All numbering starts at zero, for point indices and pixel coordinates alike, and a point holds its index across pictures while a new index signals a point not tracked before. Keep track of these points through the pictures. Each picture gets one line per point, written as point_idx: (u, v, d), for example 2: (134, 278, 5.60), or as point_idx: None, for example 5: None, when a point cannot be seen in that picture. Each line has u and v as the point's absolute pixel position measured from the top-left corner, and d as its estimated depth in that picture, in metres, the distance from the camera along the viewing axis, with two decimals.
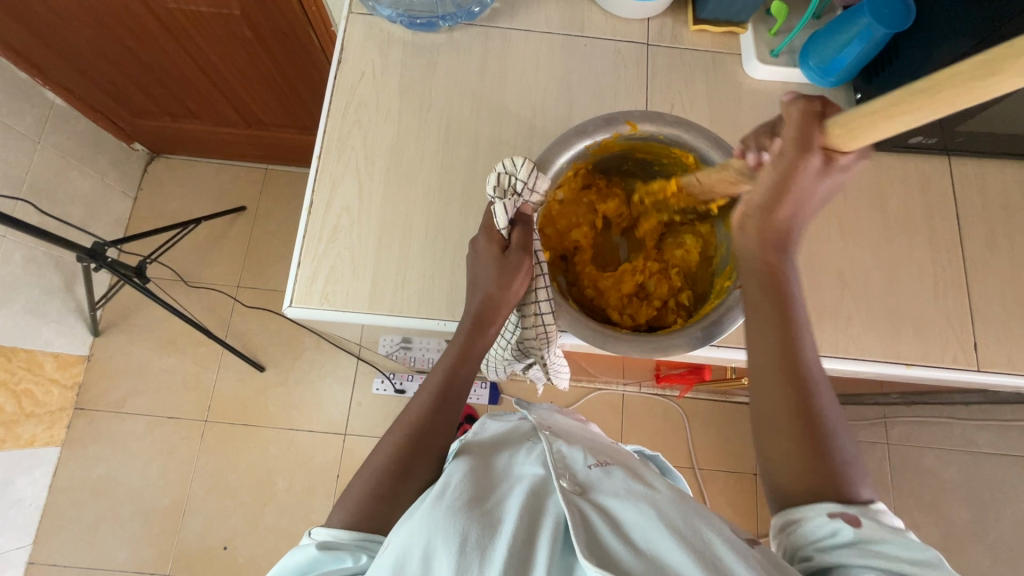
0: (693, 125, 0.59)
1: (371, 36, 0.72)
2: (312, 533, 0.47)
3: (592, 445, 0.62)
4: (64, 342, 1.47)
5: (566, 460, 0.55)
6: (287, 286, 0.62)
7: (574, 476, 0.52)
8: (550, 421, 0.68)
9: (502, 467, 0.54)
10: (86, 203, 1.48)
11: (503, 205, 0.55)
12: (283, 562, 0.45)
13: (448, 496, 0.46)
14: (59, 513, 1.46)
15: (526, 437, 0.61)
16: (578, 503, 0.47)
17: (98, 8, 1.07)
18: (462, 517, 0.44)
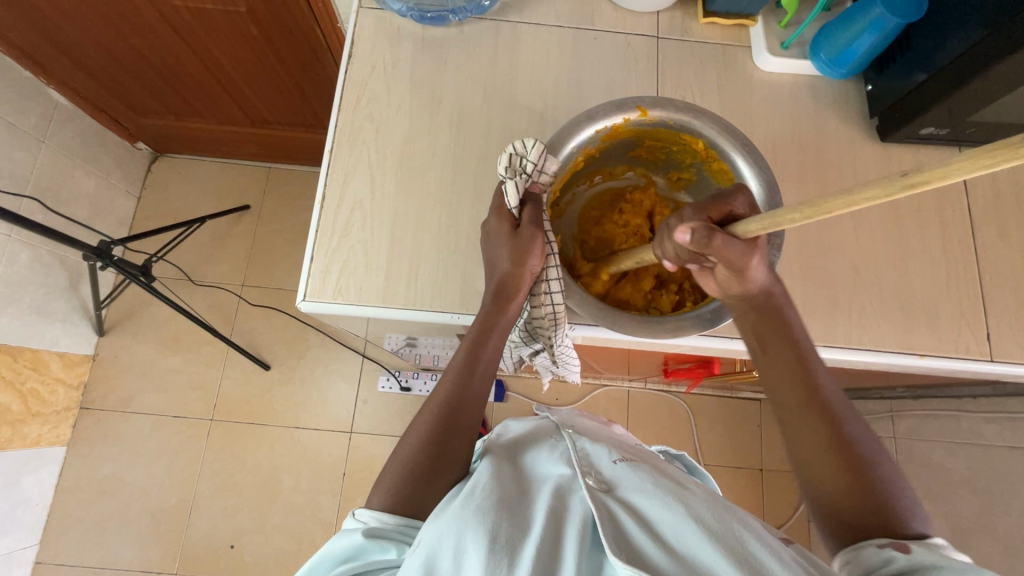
0: (703, 110, 0.59)
1: (381, 31, 0.72)
2: (357, 515, 0.47)
3: (618, 443, 0.61)
4: (69, 341, 1.47)
5: (591, 457, 0.54)
6: (300, 281, 0.62)
7: (600, 473, 0.51)
8: (573, 422, 0.68)
9: (528, 468, 0.53)
10: (91, 202, 1.48)
11: (514, 182, 0.55)
12: (330, 546, 0.46)
13: (475, 497, 0.46)
14: (65, 513, 1.46)
15: (551, 435, 0.60)
16: (604, 501, 0.47)
17: (104, 7, 1.07)
18: (489, 517, 0.43)
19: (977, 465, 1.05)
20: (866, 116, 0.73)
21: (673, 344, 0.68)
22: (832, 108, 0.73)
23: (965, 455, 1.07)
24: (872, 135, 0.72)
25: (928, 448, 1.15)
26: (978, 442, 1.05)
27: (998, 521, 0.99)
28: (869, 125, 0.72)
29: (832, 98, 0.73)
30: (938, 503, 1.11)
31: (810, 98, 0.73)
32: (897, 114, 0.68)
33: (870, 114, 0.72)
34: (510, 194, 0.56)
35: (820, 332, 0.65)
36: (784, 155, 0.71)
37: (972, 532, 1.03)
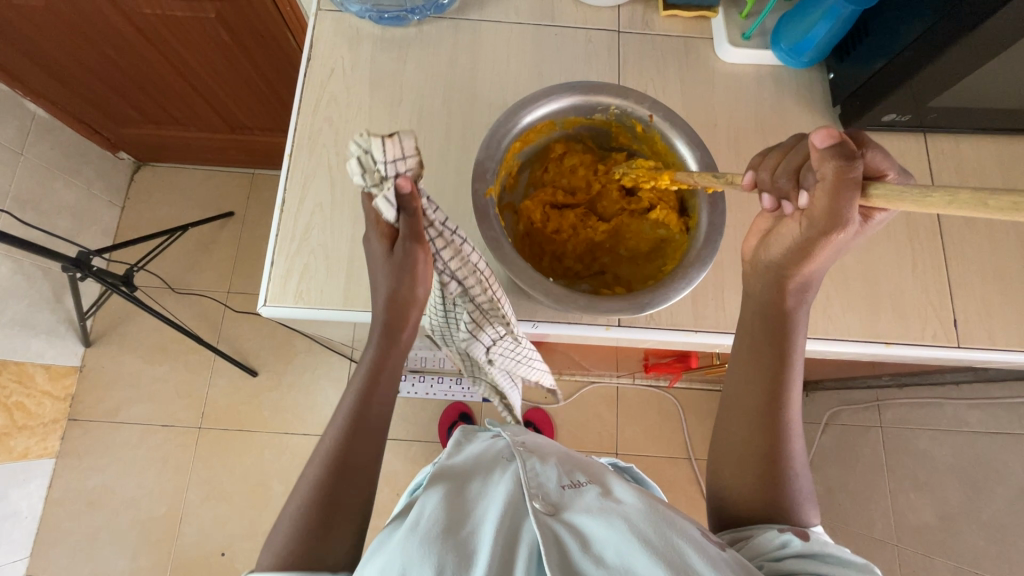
0: (484, 142, 0.57)
1: (341, 32, 0.71)
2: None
3: (569, 461, 0.63)
4: (55, 353, 1.47)
5: (539, 479, 0.55)
6: (260, 286, 0.62)
7: (547, 496, 0.53)
8: (525, 437, 0.69)
9: (476, 488, 0.54)
10: (73, 214, 1.48)
11: (381, 196, 0.49)
12: None
13: (421, 527, 0.46)
14: (56, 525, 1.46)
15: (501, 457, 0.61)
16: (550, 524, 0.49)
17: (74, 18, 1.07)
18: (435, 546, 0.44)
19: (961, 452, 1.04)
20: (830, 104, 0.72)
21: (640, 340, 0.68)
22: (796, 97, 0.72)
23: (950, 443, 1.06)
24: (837, 123, 0.71)
25: (914, 437, 1.15)
26: (962, 429, 1.04)
27: (982, 507, 0.99)
28: (833, 114, 0.72)
29: (796, 88, 0.72)
30: (925, 491, 1.11)
31: (774, 88, 0.72)
32: (859, 102, 0.67)
33: (833, 102, 0.71)
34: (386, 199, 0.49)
35: None
36: (747, 145, 0.70)
37: (958, 519, 1.03)
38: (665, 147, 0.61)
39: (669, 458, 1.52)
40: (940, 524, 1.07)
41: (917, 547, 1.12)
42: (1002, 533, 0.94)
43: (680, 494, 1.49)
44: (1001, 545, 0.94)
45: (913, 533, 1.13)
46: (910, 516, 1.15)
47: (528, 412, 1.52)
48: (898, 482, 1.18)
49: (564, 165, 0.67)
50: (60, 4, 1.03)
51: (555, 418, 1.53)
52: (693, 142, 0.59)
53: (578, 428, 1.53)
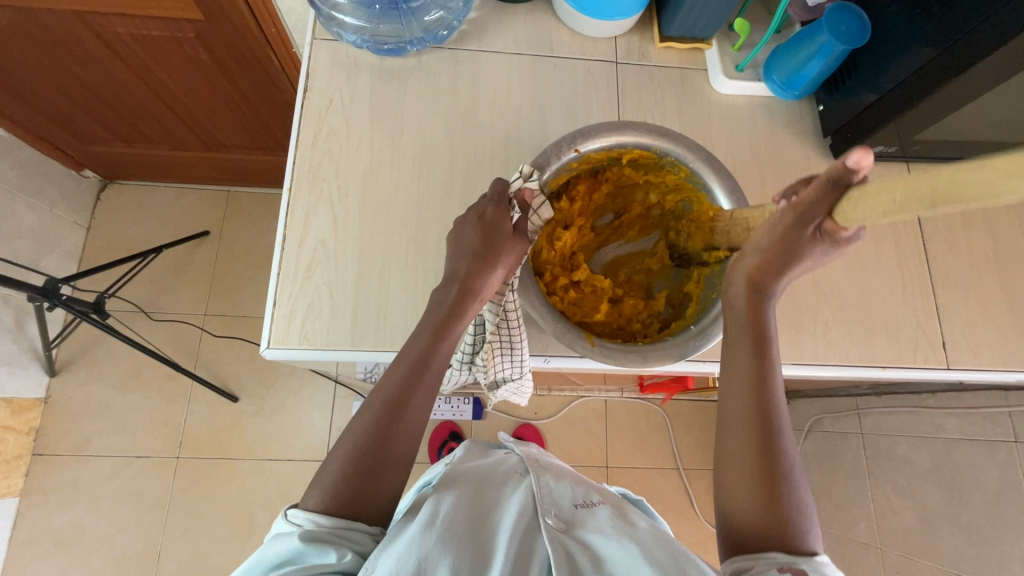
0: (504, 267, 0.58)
1: (338, 62, 0.70)
2: (291, 516, 0.45)
3: (580, 481, 0.63)
4: (18, 385, 1.39)
5: (552, 497, 0.55)
6: (263, 328, 0.60)
7: (559, 513, 0.52)
8: (539, 456, 0.67)
9: (490, 498, 0.53)
10: (35, 237, 1.40)
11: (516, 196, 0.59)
12: (263, 548, 0.43)
13: (438, 522, 0.45)
14: (21, 568, 1.37)
15: (515, 473, 0.60)
16: (563, 540, 0.48)
17: (41, 35, 1.02)
18: (450, 545, 0.43)
19: (939, 458, 1.09)
20: (819, 134, 0.75)
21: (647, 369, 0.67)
22: (787, 127, 0.74)
23: (928, 449, 1.11)
24: (827, 153, 0.74)
25: (893, 443, 1.20)
26: (938, 435, 1.10)
27: (960, 511, 1.03)
28: (823, 144, 0.74)
29: (787, 118, 0.75)
30: (905, 495, 1.15)
31: (767, 118, 0.75)
32: (848, 133, 0.70)
33: (824, 132, 0.74)
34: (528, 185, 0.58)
35: (787, 349, 0.66)
36: (744, 175, 0.72)
37: (938, 522, 1.08)
38: (604, 152, 0.61)
39: (658, 469, 1.54)
40: (921, 527, 1.11)
41: (900, 550, 1.16)
42: (982, 535, 0.99)
43: (670, 504, 1.51)
44: (980, 547, 0.99)
45: (895, 536, 1.18)
46: (891, 519, 1.19)
47: (519, 428, 1.51)
48: (879, 486, 1.23)
49: (550, 243, 0.64)
50: (25, 21, 0.98)
51: (546, 434, 1.53)
52: (630, 128, 0.60)
53: (568, 443, 1.53)
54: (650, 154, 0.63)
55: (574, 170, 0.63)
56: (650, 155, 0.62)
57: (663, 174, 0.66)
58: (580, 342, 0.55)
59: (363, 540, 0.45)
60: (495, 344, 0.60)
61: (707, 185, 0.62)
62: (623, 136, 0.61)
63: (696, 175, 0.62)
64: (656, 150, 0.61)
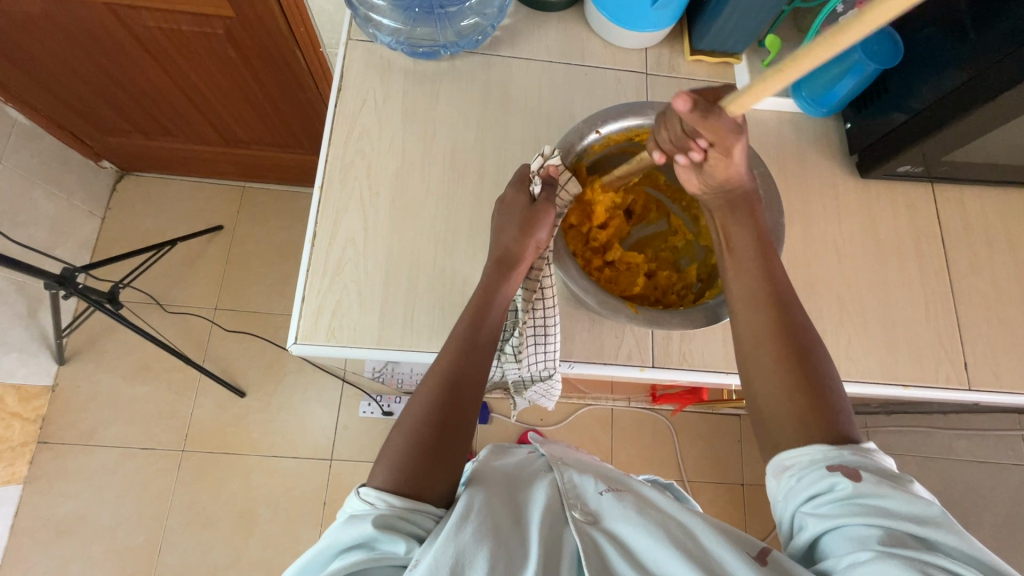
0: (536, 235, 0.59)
1: (372, 63, 0.71)
2: (362, 495, 0.45)
3: (603, 473, 0.62)
4: (27, 372, 1.39)
5: (577, 489, 0.54)
6: (291, 323, 0.60)
7: (585, 505, 0.52)
8: (561, 454, 0.67)
9: (517, 493, 0.53)
10: (51, 226, 1.41)
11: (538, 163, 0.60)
12: (334, 530, 0.43)
13: (473, 515, 0.44)
14: (22, 555, 1.37)
15: (539, 471, 0.59)
16: (590, 533, 0.47)
17: (71, 26, 1.03)
18: (485, 539, 0.43)
19: (948, 480, 1.09)
20: (846, 151, 0.75)
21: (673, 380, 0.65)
22: (814, 143, 0.75)
23: (938, 471, 1.11)
24: (852, 171, 0.74)
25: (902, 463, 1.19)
26: (948, 457, 1.09)
27: (970, 534, 1.03)
28: (849, 161, 0.75)
29: (814, 135, 0.75)
30: None
31: (794, 135, 0.75)
32: (875, 152, 0.70)
33: (850, 150, 0.74)
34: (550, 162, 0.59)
35: None
36: None
37: None
38: (620, 134, 0.61)
39: (663, 480, 1.53)
40: None
41: None
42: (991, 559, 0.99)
43: None
44: None
45: None
46: None
47: (524, 434, 1.51)
48: None
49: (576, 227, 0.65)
50: (57, 12, 0.99)
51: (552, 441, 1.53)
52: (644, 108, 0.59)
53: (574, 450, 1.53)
54: None
55: (592, 156, 0.63)
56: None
57: None
58: (624, 309, 0.55)
59: (431, 525, 0.44)
60: (529, 329, 0.59)
61: None
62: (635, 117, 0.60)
63: None
64: None
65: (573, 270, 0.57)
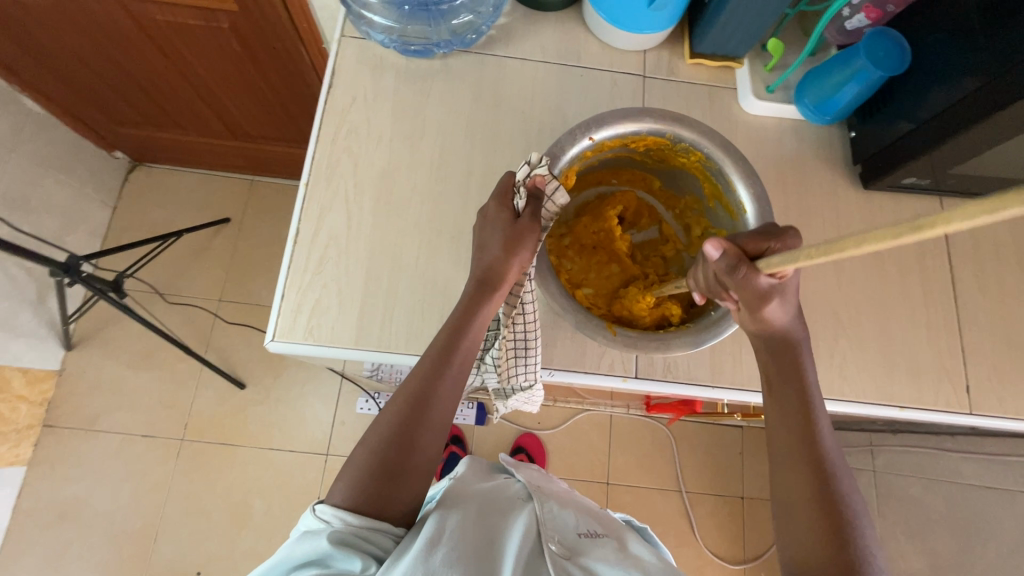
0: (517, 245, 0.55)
1: (364, 60, 0.70)
2: (318, 511, 0.45)
3: (580, 509, 0.62)
4: (34, 356, 1.42)
5: (556, 522, 0.54)
6: (269, 320, 0.60)
7: (563, 539, 0.52)
8: (539, 482, 0.67)
9: (494, 515, 0.53)
10: (62, 214, 1.43)
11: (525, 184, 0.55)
12: (294, 546, 0.44)
13: (443, 543, 0.44)
14: (23, 536, 1.40)
15: (518, 496, 0.59)
16: (566, 567, 0.48)
17: (80, 17, 1.04)
18: (455, 568, 0.43)
19: (953, 504, 1.05)
20: (849, 161, 0.72)
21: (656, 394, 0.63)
22: (815, 152, 0.72)
23: (943, 494, 1.07)
24: (855, 182, 0.72)
25: None
26: (955, 480, 1.05)
27: None
28: (852, 171, 0.72)
29: (816, 143, 0.73)
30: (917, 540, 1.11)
31: (795, 142, 0.73)
32: (880, 163, 0.67)
33: (854, 160, 0.72)
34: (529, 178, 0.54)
35: None
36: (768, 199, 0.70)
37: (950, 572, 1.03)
38: (614, 139, 0.57)
39: (660, 490, 1.51)
40: None
41: None
42: None
43: (669, 526, 1.48)
44: None
45: None
46: None
47: (520, 437, 1.50)
48: None
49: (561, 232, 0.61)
50: (67, 3, 1.00)
51: (548, 445, 1.51)
52: (642, 115, 0.55)
53: (570, 456, 1.51)
54: (662, 139, 0.58)
55: (583, 159, 0.59)
56: (662, 142, 0.58)
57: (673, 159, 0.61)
58: (602, 331, 0.52)
59: (386, 542, 0.46)
60: (510, 344, 0.57)
61: (722, 170, 0.57)
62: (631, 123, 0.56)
63: (708, 160, 0.57)
64: (669, 137, 0.56)
65: (553, 286, 0.54)
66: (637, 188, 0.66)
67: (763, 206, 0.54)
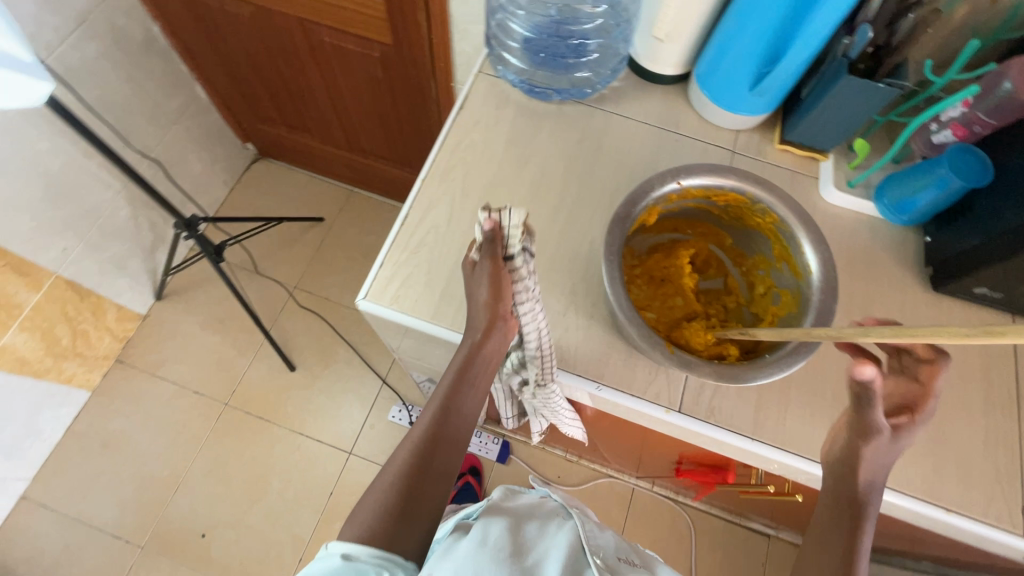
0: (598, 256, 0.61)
1: (492, 93, 0.82)
2: (329, 546, 0.47)
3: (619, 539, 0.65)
4: (130, 297, 1.59)
5: (594, 542, 0.58)
6: (365, 282, 0.69)
7: (603, 556, 0.55)
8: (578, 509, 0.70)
9: (534, 527, 0.57)
10: (192, 183, 1.66)
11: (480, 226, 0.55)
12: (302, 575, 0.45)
13: (490, 546, 0.50)
14: (67, 455, 1.51)
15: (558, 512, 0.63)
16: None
17: (265, 29, 1.27)
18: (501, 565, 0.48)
19: None
20: (921, 263, 0.75)
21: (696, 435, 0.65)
22: (888, 249, 0.76)
23: None
24: (926, 284, 0.74)
25: None
26: None
27: None
28: (923, 274, 0.74)
29: (890, 241, 0.76)
30: None
31: (868, 236, 0.76)
32: (952, 268, 0.70)
33: (926, 263, 0.74)
34: (512, 246, 0.56)
35: None
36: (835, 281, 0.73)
37: None
38: (700, 189, 0.64)
39: None
40: None
41: None
42: None
43: None
44: None
45: None
46: None
47: (537, 485, 1.49)
48: None
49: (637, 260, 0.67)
50: (260, 17, 1.23)
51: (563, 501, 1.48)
52: (729, 172, 0.62)
53: None
54: (742, 199, 0.64)
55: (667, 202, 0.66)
56: (743, 200, 0.64)
57: (750, 220, 0.67)
58: (662, 348, 0.56)
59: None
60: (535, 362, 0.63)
61: (794, 235, 0.62)
62: (717, 179, 0.63)
63: (785, 226, 0.62)
64: (750, 197, 0.63)
65: (625, 299, 0.58)
66: (708, 243, 0.72)
67: (828, 270, 0.58)
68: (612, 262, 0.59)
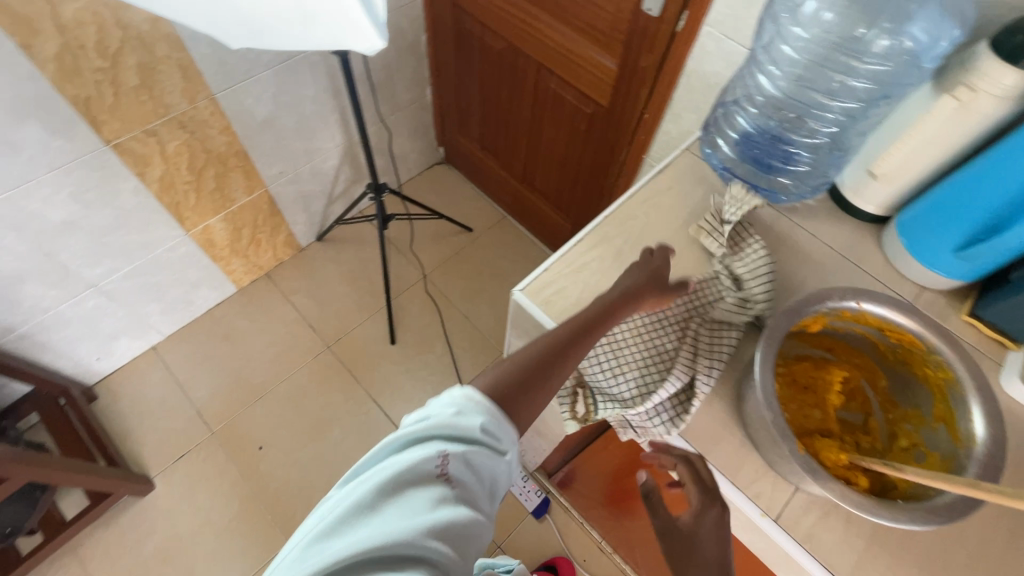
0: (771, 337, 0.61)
1: (691, 170, 0.90)
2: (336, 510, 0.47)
3: None
4: (301, 229, 1.86)
5: None
6: (526, 278, 0.77)
7: None
8: None
9: None
10: (387, 160, 1.93)
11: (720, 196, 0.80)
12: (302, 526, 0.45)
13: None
14: (197, 330, 1.75)
15: None
16: None
17: (506, 63, 1.49)
18: None
19: None
20: None
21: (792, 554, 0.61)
22: None
23: None
24: None
25: None
26: None
27: None
28: None
29: None
30: None
31: None
32: None
33: None
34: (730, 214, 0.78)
35: None
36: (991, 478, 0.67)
37: None
38: (880, 319, 0.64)
39: None
40: None
41: None
42: None
43: None
44: None
45: None
46: None
47: (557, 556, 1.45)
48: None
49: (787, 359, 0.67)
50: (508, 53, 1.45)
51: None
52: (916, 313, 0.61)
53: None
54: (921, 345, 0.62)
55: (839, 318, 0.66)
56: (920, 346, 0.62)
57: (923, 371, 0.64)
58: (791, 444, 0.56)
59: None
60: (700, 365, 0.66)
61: (966, 400, 0.59)
62: (902, 317, 0.62)
63: (959, 388, 0.59)
64: (930, 344, 0.61)
65: (770, 386, 0.58)
66: (859, 376, 0.70)
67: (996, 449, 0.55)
68: (768, 348, 0.60)
